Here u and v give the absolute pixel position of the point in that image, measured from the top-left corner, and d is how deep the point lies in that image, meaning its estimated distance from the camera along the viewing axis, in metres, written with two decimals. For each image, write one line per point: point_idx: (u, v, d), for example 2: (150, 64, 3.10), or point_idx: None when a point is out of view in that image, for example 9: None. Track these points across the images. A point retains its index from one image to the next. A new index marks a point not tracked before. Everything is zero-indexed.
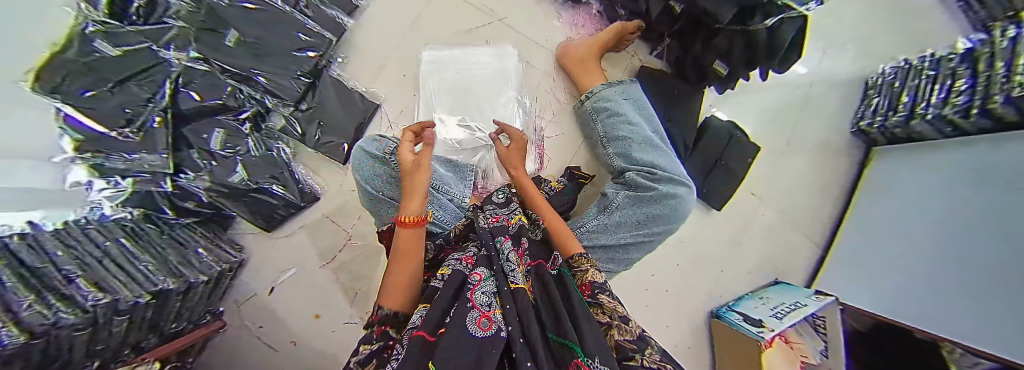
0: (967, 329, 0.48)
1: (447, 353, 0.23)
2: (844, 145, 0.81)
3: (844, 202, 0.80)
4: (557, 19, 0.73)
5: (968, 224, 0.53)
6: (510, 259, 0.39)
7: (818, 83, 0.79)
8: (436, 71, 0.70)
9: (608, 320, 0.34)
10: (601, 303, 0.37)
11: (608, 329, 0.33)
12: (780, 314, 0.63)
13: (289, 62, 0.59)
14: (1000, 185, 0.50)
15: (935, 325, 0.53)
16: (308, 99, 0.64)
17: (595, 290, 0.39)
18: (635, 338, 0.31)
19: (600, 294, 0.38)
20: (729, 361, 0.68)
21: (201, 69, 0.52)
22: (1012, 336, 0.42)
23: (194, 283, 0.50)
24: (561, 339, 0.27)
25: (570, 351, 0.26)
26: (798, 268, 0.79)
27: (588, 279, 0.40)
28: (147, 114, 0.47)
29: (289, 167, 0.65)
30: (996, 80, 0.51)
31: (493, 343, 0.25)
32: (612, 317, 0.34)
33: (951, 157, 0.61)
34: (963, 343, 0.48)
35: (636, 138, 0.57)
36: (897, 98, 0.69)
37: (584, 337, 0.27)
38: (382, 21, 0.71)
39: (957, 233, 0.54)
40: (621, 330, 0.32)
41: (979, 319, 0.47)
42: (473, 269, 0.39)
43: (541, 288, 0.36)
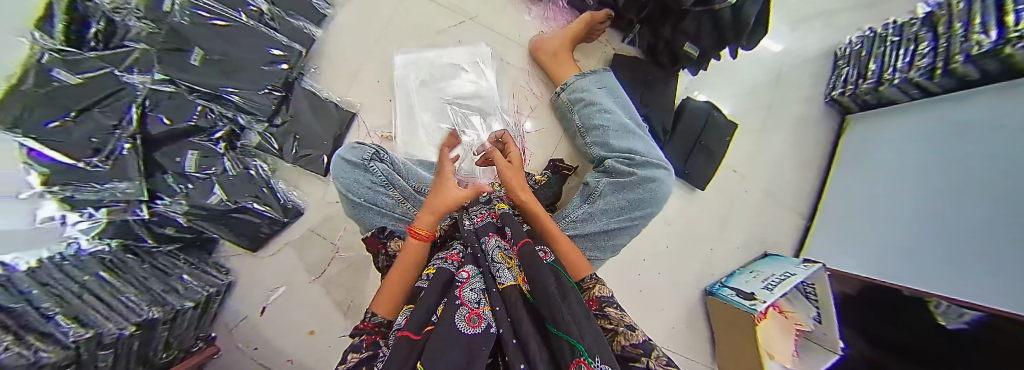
0: (948, 284, 0.49)
1: (437, 348, 0.21)
2: (820, 115, 0.82)
3: (823, 172, 0.82)
4: (527, 13, 0.73)
5: (939, 181, 0.55)
6: (499, 256, 0.38)
7: (789, 57, 0.80)
8: (411, 75, 0.69)
9: (614, 326, 0.31)
10: (609, 315, 0.33)
11: (615, 336, 0.29)
12: (772, 285, 0.63)
13: (259, 77, 0.58)
14: (971, 143, 0.51)
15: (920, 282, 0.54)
16: (282, 113, 0.63)
17: (603, 304, 0.35)
18: (644, 343, 0.28)
19: (608, 307, 0.34)
20: (724, 337, 0.69)
21: (167, 91, 0.51)
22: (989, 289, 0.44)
23: (181, 309, 0.49)
24: (559, 333, 0.22)
25: (570, 346, 0.20)
26: (785, 239, 0.81)
27: (595, 295, 0.36)
28: (113, 143, 0.45)
29: (268, 184, 0.64)
30: (957, 40, 0.52)
31: (485, 341, 0.24)
32: (619, 324, 0.31)
33: (921, 119, 0.62)
34: (952, 299, 0.47)
35: (612, 125, 0.58)
36: (864, 65, 0.71)
37: (582, 324, 0.23)
38: (351, 29, 0.70)
39: (931, 191, 0.56)
40: (626, 334, 0.29)
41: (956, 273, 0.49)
42: (461, 267, 0.38)
43: (535, 269, 0.32)
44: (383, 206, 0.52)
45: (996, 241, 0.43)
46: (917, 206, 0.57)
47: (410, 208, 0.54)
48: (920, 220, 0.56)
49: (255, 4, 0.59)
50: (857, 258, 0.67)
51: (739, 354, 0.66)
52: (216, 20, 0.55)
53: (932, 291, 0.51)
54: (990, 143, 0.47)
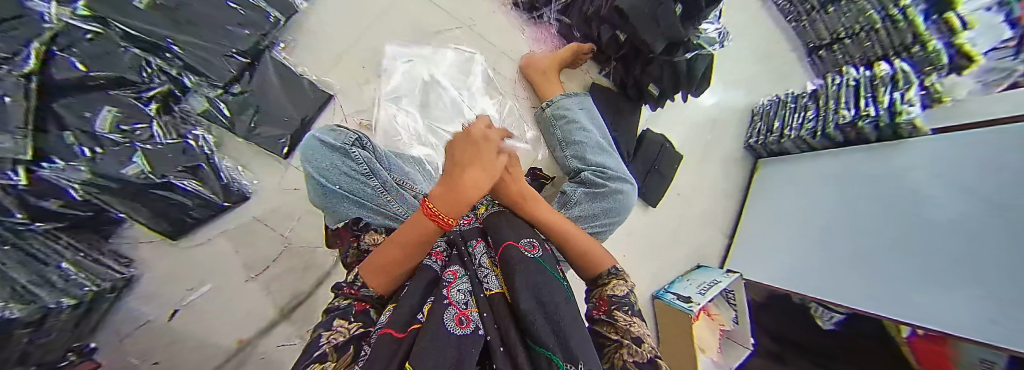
0: (853, 294, 0.63)
1: (421, 345, 0.17)
2: (741, 158, 1.02)
3: (741, 203, 1.01)
4: (522, 32, 0.79)
5: (834, 215, 0.73)
6: (485, 261, 0.37)
7: (722, 109, 1.00)
8: (403, 67, 0.68)
9: (618, 337, 0.27)
10: (615, 321, 0.29)
11: (618, 349, 0.26)
12: (704, 290, 0.78)
13: (221, 37, 0.52)
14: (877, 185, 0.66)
15: (822, 291, 0.69)
16: (242, 82, 0.56)
17: (612, 306, 0.32)
18: (647, 362, 0.24)
19: (615, 311, 0.30)
20: (668, 336, 0.83)
21: (92, 31, 0.40)
22: (891, 301, 0.56)
23: (55, 308, 0.36)
24: (538, 347, 0.20)
25: (547, 359, 0.19)
26: (712, 257, 0.96)
27: (606, 294, 0.33)
28: (10, 87, 0.31)
29: (210, 160, 0.54)
30: (832, 113, 0.77)
31: (475, 342, 0.20)
32: (624, 335, 0.27)
33: (819, 166, 0.81)
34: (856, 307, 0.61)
35: (590, 143, 0.65)
36: (770, 122, 0.93)
37: (567, 330, 0.21)
38: (340, 8, 0.66)
39: (832, 222, 0.72)
40: (630, 350, 0.25)
41: (862, 282, 0.62)
42: (446, 268, 0.35)
43: (531, 267, 0.30)
44: (360, 194, 0.48)
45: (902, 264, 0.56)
46: (819, 227, 0.75)
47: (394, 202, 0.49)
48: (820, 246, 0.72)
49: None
50: (769, 270, 0.84)
51: (678, 350, 0.79)
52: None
53: (831, 299, 0.66)
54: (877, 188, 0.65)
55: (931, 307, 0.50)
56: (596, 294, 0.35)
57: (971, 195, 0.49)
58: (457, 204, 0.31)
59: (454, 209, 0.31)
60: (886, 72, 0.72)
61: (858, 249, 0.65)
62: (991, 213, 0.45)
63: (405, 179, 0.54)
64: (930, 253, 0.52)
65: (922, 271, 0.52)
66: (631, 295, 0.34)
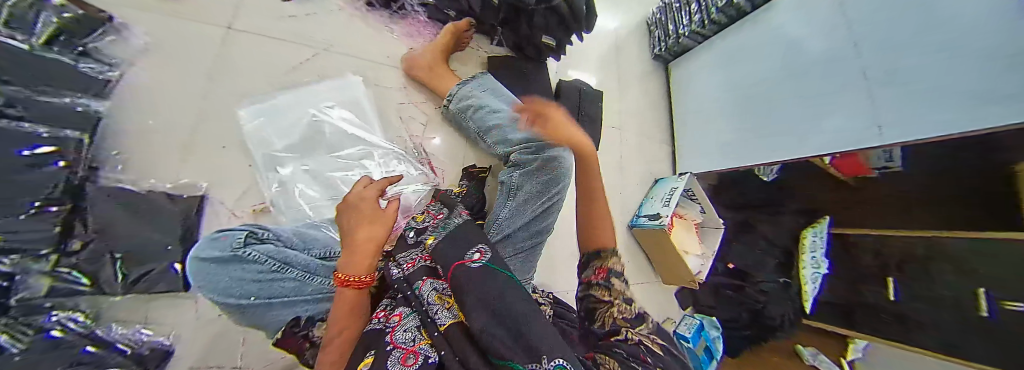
0: (785, 150, 0.69)
1: None
2: (655, 69, 1.04)
3: (670, 110, 1.05)
4: (389, 33, 0.70)
5: (747, 89, 0.78)
6: (430, 290, 0.38)
7: (621, 30, 0.99)
8: (268, 126, 0.58)
9: (609, 300, 0.32)
10: (610, 285, 0.34)
11: (607, 308, 0.30)
12: (668, 201, 0.84)
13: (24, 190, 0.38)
14: (776, 50, 0.71)
15: (759, 157, 0.76)
16: (77, 232, 0.44)
17: (610, 273, 0.36)
18: (632, 319, 0.29)
19: (614, 278, 0.35)
20: (654, 252, 0.90)
21: None
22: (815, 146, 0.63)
23: None
24: (505, 361, 0.20)
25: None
26: (664, 169, 1.01)
27: (608, 265, 0.37)
28: None
29: (98, 338, 0.44)
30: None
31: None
32: (615, 298, 0.32)
33: (718, 49, 0.86)
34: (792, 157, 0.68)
35: (505, 121, 0.62)
36: (665, 27, 0.94)
37: (528, 334, 0.21)
38: (153, 91, 0.53)
39: (750, 99, 0.77)
40: (620, 309, 0.30)
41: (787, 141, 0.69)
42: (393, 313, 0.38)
43: (489, 285, 0.31)
44: (289, 291, 0.45)
45: (818, 113, 0.62)
46: (740, 108, 0.80)
47: (321, 281, 0.47)
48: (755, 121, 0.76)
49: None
50: (709, 159, 0.90)
51: (667, 260, 0.87)
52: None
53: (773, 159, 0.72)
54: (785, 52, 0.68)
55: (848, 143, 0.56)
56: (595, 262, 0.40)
57: (871, 39, 0.52)
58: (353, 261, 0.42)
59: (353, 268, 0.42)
60: None
61: (777, 113, 0.71)
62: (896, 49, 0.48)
63: (325, 253, 0.50)
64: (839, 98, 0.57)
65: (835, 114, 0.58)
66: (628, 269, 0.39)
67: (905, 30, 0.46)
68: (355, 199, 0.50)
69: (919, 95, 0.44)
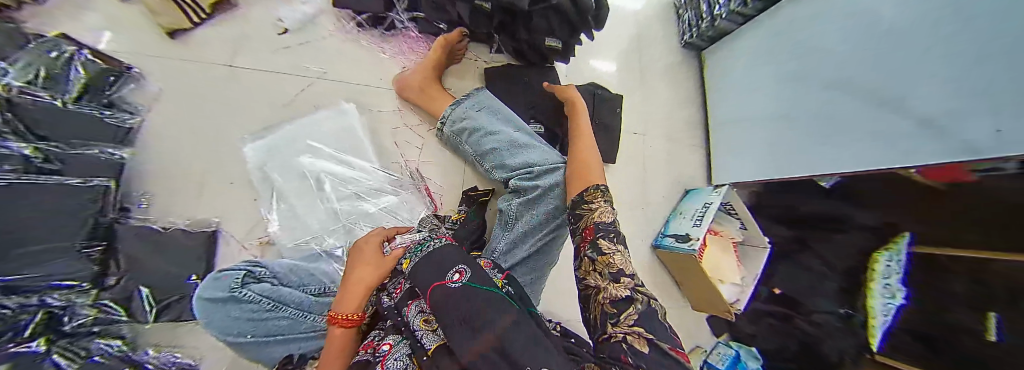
0: (837, 161, 0.56)
1: None
2: (684, 59, 0.90)
3: (704, 107, 0.91)
4: (381, 54, 0.68)
5: (796, 82, 0.64)
6: (416, 317, 0.36)
7: (640, 17, 0.86)
8: (272, 159, 0.60)
9: (598, 282, 0.30)
10: (602, 253, 0.33)
11: (598, 294, 0.29)
12: (699, 220, 0.73)
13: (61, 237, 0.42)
14: (832, 31, 0.56)
15: (810, 169, 0.63)
16: (113, 269, 0.48)
17: (598, 234, 0.36)
18: (623, 299, 0.26)
19: (600, 241, 0.34)
20: (679, 272, 0.81)
21: None
22: (867, 157, 0.50)
23: None
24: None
25: None
26: (695, 176, 0.89)
27: (591, 222, 0.38)
28: None
29: (138, 362, 0.49)
30: None
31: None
32: (604, 280, 0.30)
33: (766, 30, 0.71)
34: (840, 172, 0.56)
35: (502, 145, 0.57)
36: (697, 9, 0.80)
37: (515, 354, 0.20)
38: (171, 134, 0.59)
39: (802, 96, 0.63)
40: (608, 292, 0.28)
41: (843, 150, 0.55)
42: (383, 340, 0.38)
43: (462, 298, 0.29)
44: (291, 329, 0.46)
45: (873, 116, 0.49)
46: (789, 108, 0.66)
47: (316, 318, 0.47)
48: (808, 123, 0.62)
49: (15, 148, 0.41)
50: (756, 166, 0.77)
51: (695, 284, 0.78)
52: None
53: (826, 172, 0.59)
54: (843, 39, 0.54)
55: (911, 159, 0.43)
56: (583, 224, 0.39)
57: (939, 5, 0.38)
58: (346, 303, 0.42)
59: (346, 308, 0.42)
60: None
61: (830, 117, 0.57)
62: (964, 34, 0.35)
63: (321, 289, 0.50)
64: (900, 98, 0.44)
65: (904, 126, 0.44)
66: (615, 221, 0.39)
67: (978, 12, 0.33)
68: (360, 243, 0.52)
69: (1008, 96, 0.30)
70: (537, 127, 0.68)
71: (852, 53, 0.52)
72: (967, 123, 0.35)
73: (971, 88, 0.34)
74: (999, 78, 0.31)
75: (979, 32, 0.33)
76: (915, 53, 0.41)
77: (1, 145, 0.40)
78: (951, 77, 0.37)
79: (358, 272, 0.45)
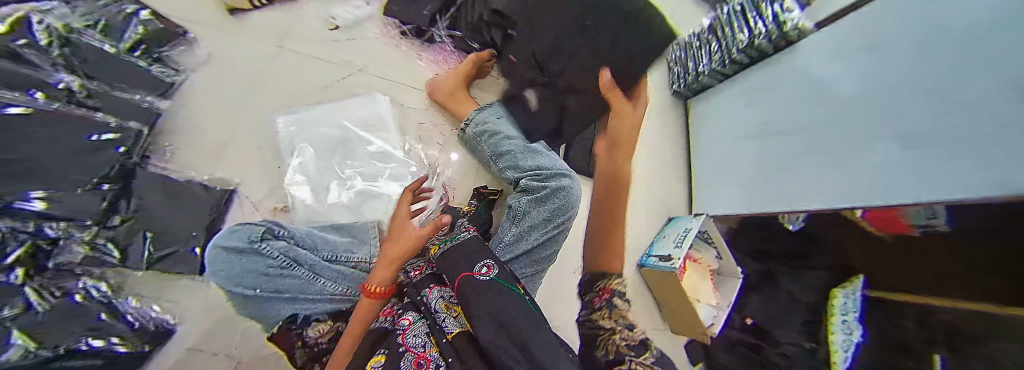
0: (798, 199, 0.66)
1: None
2: (674, 105, 1.05)
3: (688, 147, 1.04)
4: (418, 58, 0.76)
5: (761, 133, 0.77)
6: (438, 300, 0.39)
7: (640, 65, 1.01)
8: (302, 132, 0.64)
9: (612, 324, 0.38)
10: (612, 309, 0.42)
11: (611, 334, 0.36)
12: (681, 243, 0.80)
13: (80, 168, 0.42)
14: (791, 94, 0.69)
15: (772, 205, 0.74)
16: (121, 210, 0.47)
17: (611, 295, 0.45)
18: (636, 344, 0.33)
19: (614, 300, 0.44)
20: (660, 292, 0.86)
21: None
22: (817, 195, 0.62)
23: None
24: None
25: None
26: (677, 206, 1.00)
27: (609, 286, 0.47)
28: None
29: (115, 311, 0.47)
30: (737, 41, 0.78)
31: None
32: (615, 324, 0.38)
33: (739, 87, 0.85)
34: (794, 210, 0.68)
35: (517, 149, 0.64)
36: (686, 64, 0.95)
37: (533, 353, 0.25)
38: (207, 98, 0.62)
39: (768, 143, 0.75)
40: (625, 334, 0.35)
41: (802, 189, 0.65)
42: (399, 316, 0.39)
43: (490, 294, 0.35)
44: (291, 289, 0.45)
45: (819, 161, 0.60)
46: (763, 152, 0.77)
47: (325, 283, 0.47)
48: (772, 166, 0.74)
49: (63, 80, 0.41)
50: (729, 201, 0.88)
51: (677, 304, 0.82)
52: (35, 99, 0.36)
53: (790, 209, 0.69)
54: (799, 99, 0.67)
55: (843, 195, 0.54)
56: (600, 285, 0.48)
57: (869, 76, 0.50)
58: (377, 275, 0.45)
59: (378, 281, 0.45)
60: None
61: (787, 162, 0.70)
62: (883, 102, 0.46)
63: (335, 256, 0.50)
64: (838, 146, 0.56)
65: (845, 169, 0.54)
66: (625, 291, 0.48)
67: (901, 83, 0.44)
68: (397, 218, 0.54)
69: (911, 149, 0.41)
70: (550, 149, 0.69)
71: (806, 111, 0.64)
72: (887, 169, 0.46)
73: (885, 142, 0.46)
74: (904, 136, 0.42)
75: (894, 101, 0.45)
76: (851, 114, 0.53)
77: (55, 75, 0.40)
78: (868, 134, 0.49)
79: (391, 251, 0.48)
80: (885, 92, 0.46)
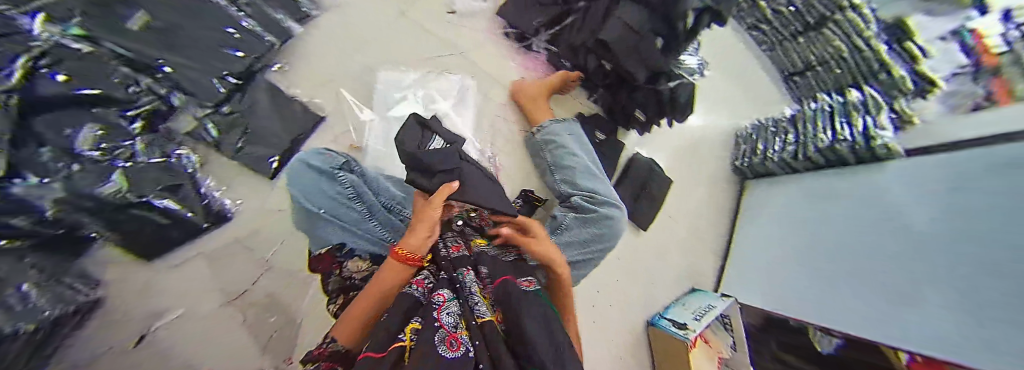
0: (835, 315, 0.63)
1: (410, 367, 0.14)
2: (730, 180, 1.04)
3: (731, 226, 1.01)
4: (511, 58, 0.82)
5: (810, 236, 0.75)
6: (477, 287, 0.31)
7: (707, 131, 1.02)
8: (395, 89, 0.71)
9: None
10: None
11: None
12: (700, 316, 0.78)
13: (212, 57, 0.53)
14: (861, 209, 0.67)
15: (810, 317, 0.68)
16: (233, 103, 0.57)
17: None
18: None
19: None
20: (662, 358, 0.82)
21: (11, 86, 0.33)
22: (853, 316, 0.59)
23: (51, 320, 0.43)
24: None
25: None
26: (703, 279, 0.96)
27: None
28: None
29: (192, 179, 0.55)
30: (815, 139, 0.77)
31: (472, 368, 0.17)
32: None
33: (800, 182, 0.83)
34: (832, 330, 0.63)
35: (579, 167, 0.65)
36: (755, 145, 0.95)
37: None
38: (329, 33, 0.69)
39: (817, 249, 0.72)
40: None
41: (843, 307, 0.62)
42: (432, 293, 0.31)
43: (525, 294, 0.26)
44: (348, 219, 0.49)
45: (873, 284, 0.57)
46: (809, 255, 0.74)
47: (375, 224, 0.51)
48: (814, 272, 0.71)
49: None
50: (762, 294, 0.83)
51: None
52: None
53: (825, 324, 0.64)
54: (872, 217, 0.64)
55: (893, 328, 0.51)
56: None
57: (948, 214, 0.49)
58: (412, 239, 0.34)
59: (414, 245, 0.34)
60: (860, 98, 0.72)
61: (824, 274, 0.67)
62: (959, 244, 0.45)
63: (390, 204, 0.54)
64: (899, 274, 0.53)
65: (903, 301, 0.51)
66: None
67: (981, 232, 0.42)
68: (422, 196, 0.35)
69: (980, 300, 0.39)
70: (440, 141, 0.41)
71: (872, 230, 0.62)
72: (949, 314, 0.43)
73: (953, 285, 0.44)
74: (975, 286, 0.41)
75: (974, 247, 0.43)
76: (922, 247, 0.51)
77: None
78: (938, 273, 0.47)
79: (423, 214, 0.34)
80: (962, 235, 0.45)
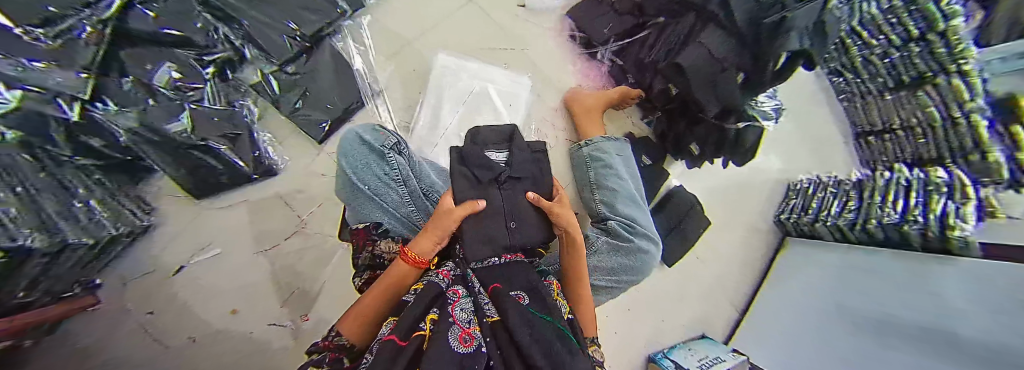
0: None
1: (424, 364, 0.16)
2: (769, 232, 0.98)
3: (759, 280, 0.96)
4: (572, 64, 0.79)
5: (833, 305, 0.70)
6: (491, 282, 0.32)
7: (756, 177, 0.96)
8: (452, 76, 0.70)
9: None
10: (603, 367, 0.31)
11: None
12: (706, 366, 0.74)
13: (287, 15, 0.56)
14: None
15: None
16: (297, 63, 0.60)
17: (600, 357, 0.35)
18: None
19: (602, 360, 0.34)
20: None
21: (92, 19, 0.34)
22: None
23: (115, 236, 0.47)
24: None
25: None
26: (716, 327, 0.93)
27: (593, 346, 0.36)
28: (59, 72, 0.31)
29: (248, 131, 0.57)
30: (875, 209, 0.68)
31: (477, 365, 0.19)
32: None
33: (837, 248, 0.77)
34: None
35: (622, 191, 0.63)
36: (807, 202, 0.88)
37: None
38: (398, 9, 0.69)
39: None
40: None
41: None
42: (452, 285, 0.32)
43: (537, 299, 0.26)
44: (391, 202, 0.49)
45: None
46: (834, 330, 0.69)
47: (413, 210, 0.51)
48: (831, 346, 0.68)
49: None
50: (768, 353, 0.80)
51: None
52: None
53: None
54: None
55: None
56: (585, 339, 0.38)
57: None
58: (421, 242, 0.38)
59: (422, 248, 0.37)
60: (946, 179, 0.57)
61: (834, 348, 0.64)
62: None
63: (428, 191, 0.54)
64: None
65: None
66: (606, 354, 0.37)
67: None
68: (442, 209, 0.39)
69: None
70: (501, 153, 0.47)
71: None
72: None
73: None
74: None
75: None
76: None
77: None
78: None
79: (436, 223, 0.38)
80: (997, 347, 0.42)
